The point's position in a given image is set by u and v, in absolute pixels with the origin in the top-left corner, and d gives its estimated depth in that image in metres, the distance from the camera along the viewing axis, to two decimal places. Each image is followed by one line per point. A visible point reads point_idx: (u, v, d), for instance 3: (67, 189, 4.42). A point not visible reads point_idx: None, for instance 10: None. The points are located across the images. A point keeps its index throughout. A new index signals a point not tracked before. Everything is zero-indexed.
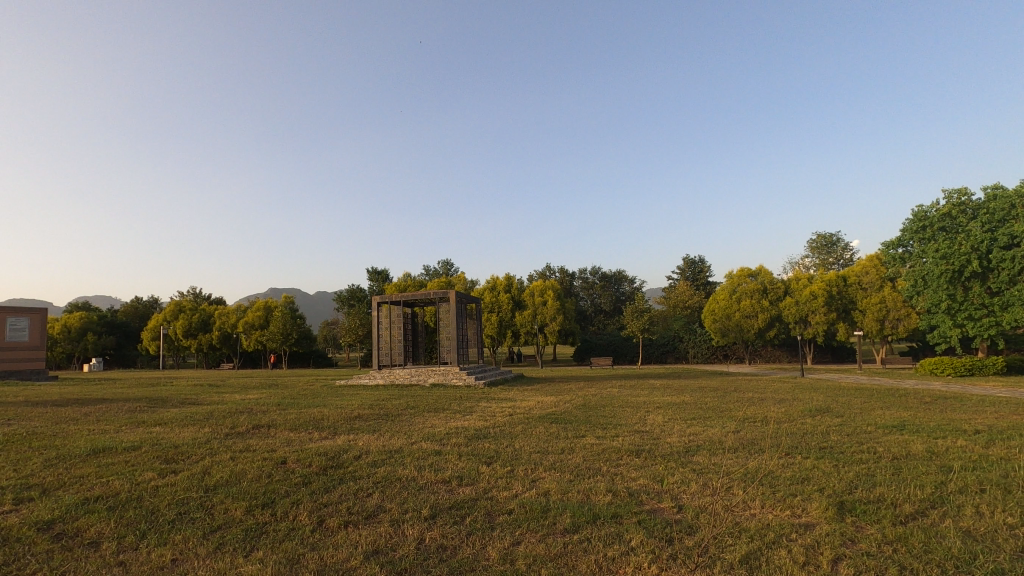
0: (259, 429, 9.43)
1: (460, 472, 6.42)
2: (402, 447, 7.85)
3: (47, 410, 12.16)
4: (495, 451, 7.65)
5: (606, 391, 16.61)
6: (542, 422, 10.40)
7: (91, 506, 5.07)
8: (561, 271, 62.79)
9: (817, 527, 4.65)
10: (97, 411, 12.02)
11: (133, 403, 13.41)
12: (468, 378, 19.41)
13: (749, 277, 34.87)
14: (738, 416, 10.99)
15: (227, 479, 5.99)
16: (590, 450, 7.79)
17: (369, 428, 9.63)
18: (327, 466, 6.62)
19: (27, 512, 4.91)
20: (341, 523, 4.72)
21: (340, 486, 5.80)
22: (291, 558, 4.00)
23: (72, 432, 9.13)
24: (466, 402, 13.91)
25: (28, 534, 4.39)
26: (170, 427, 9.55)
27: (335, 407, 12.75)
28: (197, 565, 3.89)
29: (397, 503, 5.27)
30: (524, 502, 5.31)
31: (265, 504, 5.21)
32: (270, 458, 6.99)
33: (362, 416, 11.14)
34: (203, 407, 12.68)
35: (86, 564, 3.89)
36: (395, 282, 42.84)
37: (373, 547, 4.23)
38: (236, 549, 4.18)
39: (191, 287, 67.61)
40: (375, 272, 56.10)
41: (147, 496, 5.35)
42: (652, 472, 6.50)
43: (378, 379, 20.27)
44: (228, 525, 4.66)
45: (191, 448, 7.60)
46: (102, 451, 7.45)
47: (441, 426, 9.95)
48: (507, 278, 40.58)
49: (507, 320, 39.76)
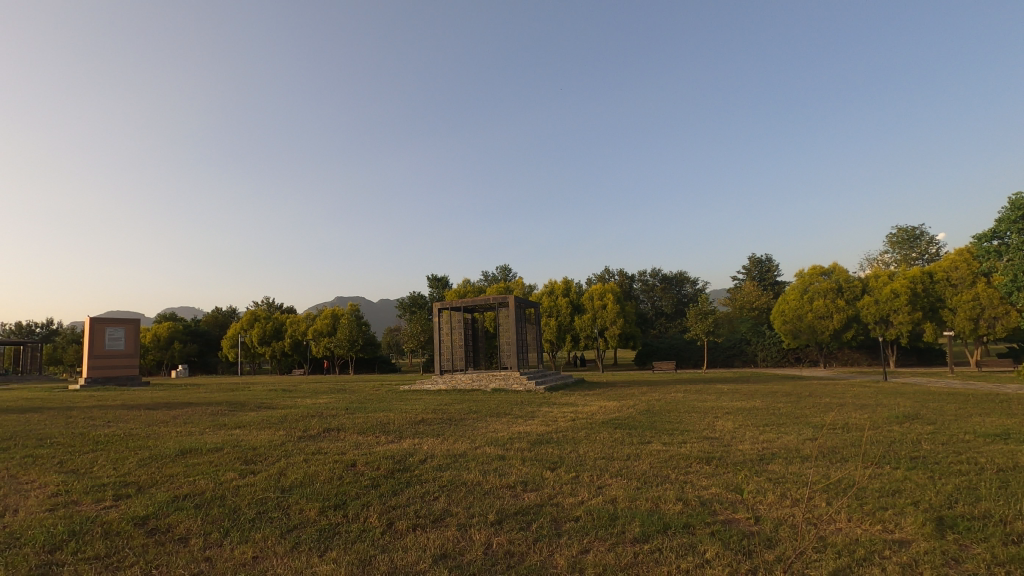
0: (330, 432, 9.79)
1: (525, 477, 6.39)
2: (466, 452, 7.91)
3: (140, 413, 13.15)
4: (559, 456, 7.58)
5: (671, 396, 16.14)
6: (606, 428, 10.20)
7: (180, 503, 5.40)
8: (620, 274, 61.80)
9: (914, 544, 4.27)
10: (184, 414, 12.87)
11: (215, 406, 14.29)
12: (529, 384, 19.38)
13: (822, 276, 33.07)
14: (817, 422, 10.34)
15: (302, 479, 6.24)
16: (657, 457, 7.55)
17: (434, 432, 9.76)
18: (394, 469, 6.77)
19: (125, 508, 5.29)
20: (410, 525, 4.79)
21: (407, 489, 5.91)
22: (362, 559, 4.09)
23: (163, 434, 9.80)
24: (528, 407, 13.85)
25: (126, 529, 4.72)
26: (249, 430, 10.08)
27: (400, 411, 13.03)
28: (276, 563, 4.04)
29: (463, 507, 5.29)
30: (591, 509, 5.20)
31: (338, 505, 5.38)
32: (341, 460, 7.24)
33: (426, 420, 11.35)
34: (278, 411, 13.30)
35: (177, 558, 4.13)
36: (455, 288, 43.58)
37: (442, 550, 4.25)
38: (311, 548, 4.32)
39: (265, 297, 71.50)
40: (435, 279, 57.37)
41: (229, 496, 5.64)
42: (726, 480, 6.21)
43: (440, 384, 20.56)
44: (302, 525, 4.83)
45: (268, 450, 7.98)
46: (189, 452, 7.95)
47: (503, 431, 9.95)
48: (566, 282, 40.43)
49: (566, 324, 39.52)
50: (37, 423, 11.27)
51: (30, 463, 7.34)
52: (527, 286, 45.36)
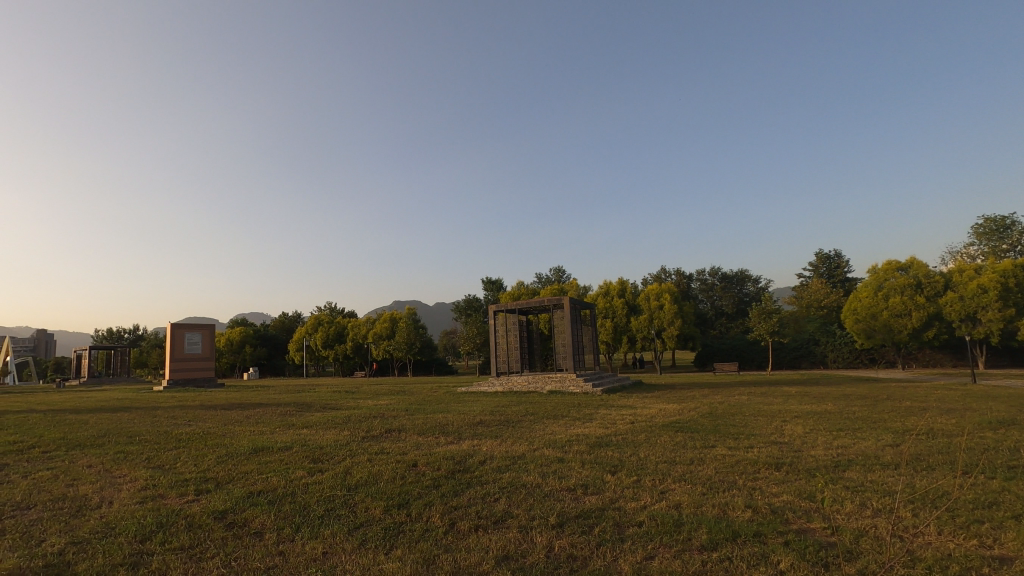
0: (391, 433, 10.04)
1: (585, 481, 6.29)
2: (524, 453, 7.89)
3: (216, 413, 13.99)
4: (619, 459, 7.45)
5: (734, 399, 15.56)
6: (666, 431, 9.95)
7: (255, 499, 5.67)
8: (676, 273, 60.25)
9: (1016, 562, 3.90)
10: (255, 414, 13.56)
11: (284, 407, 14.97)
12: (585, 386, 19.18)
13: (898, 271, 31.10)
14: (897, 427, 9.67)
15: (367, 479, 6.41)
16: (723, 461, 7.28)
17: (492, 434, 9.80)
18: (454, 470, 6.84)
19: (206, 502, 5.61)
20: (472, 526, 4.82)
21: (468, 490, 5.95)
22: (427, 558, 4.15)
23: (238, 432, 10.36)
24: (586, 409, 13.67)
25: (207, 522, 5.00)
26: (316, 430, 10.49)
27: (458, 413, 13.19)
28: (345, 559, 4.16)
29: (524, 509, 5.28)
30: (655, 514, 5.06)
31: (401, 504, 5.49)
32: (403, 460, 7.40)
33: (483, 422, 11.41)
34: (342, 411, 13.79)
35: (253, 551, 4.33)
36: (509, 291, 43.83)
37: (504, 552, 4.25)
38: (377, 546, 4.41)
39: (328, 302, 74.38)
40: (490, 281, 57.95)
41: (299, 493, 5.88)
42: (798, 488, 5.90)
43: (497, 386, 20.69)
44: (368, 523, 4.95)
45: (334, 450, 8.26)
46: (261, 450, 8.35)
47: (561, 433, 9.84)
48: (621, 282, 39.86)
49: (623, 325, 38.89)
50: (127, 422, 12.18)
51: (121, 459, 7.92)
52: (581, 287, 45.01)
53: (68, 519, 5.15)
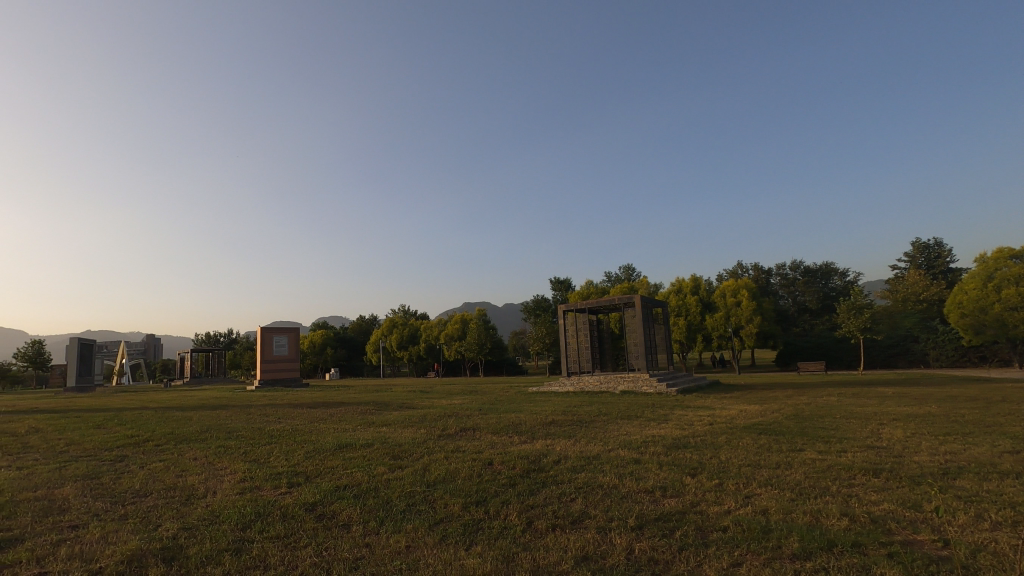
0: (466, 432, 10.20)
1: (664, 483, 6.12)
2: (599, 454, 7.79)
3: (303, 411, 14.83)
4: (699, 462, 7.17)
5: (823, 400, 14.64)
6: (749, 433, 9.48)
7: (341, 493, 5.96)
8: (754, 268, 57.57)
9: None
10: (338, 413, 14.26)
11: (364, 406, 15.64)
12: (659, 386, 18.70)
13: (1011, 259, 28.07)
14: (1017, 433, 8.71)
15: (445, 476, 6.58)
16: (813, 466, 6.86)
17: (566, 434, 9.76)
18: (529, 469, 6.87)
19: (298, 495, 5.96)
20: (549, 526, 4.81)
21: (544, 489, 5.96)
22: (506, 555, 4.19)
23: (323, 430, 10.94)
24: (661, 410, 13.29)
25: (300, 513, 5.31)
26: (395, 428, 10.88)
27: (530, 412, 13.26)
28: (426, 553, 4.28)
29: (601, 510, 5.21)
30: (740, 520, 4.85)
31: (478, 502, 5.58)
32: (479, 458, 7.50)
33: (556, 422, 11.39)
34: (418, 410, 14.23)
35: (342, 543, 4.54)
36: (578, 291, 43.49)
37: (582, 552, 4.21)
38: (457, 542, 4.51)
39: (402, 306, 76.94)
40: (558, 281, 57.85)
41: (382, 488, 6.12)
42: (901, 496, 5.44)
43: (568, 386, 20.59)
44: (448, 519, 5.07)
45: (412, 447, 8.52)
46: (345, 446, 8.76)
47: (636, 434, 9.63)
48: (694, 279, 38.54)
49: (697, 324, 37.64)
50: (225, 419, 13.18)
51: (222, 452, 8.59)
52: (651, 285, 43.92)
53: (179, 507, 5.64)
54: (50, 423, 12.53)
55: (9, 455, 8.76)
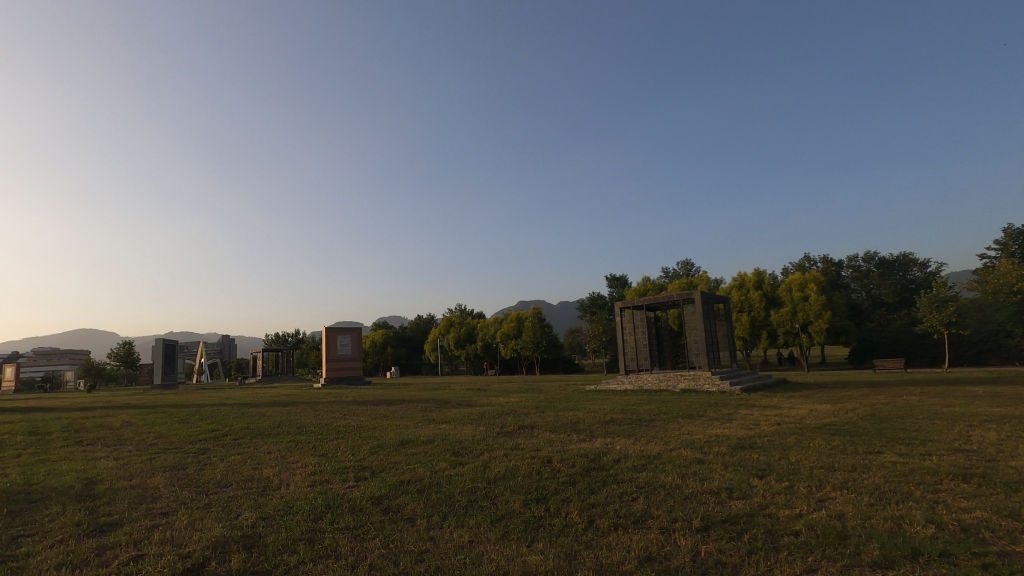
0: (524, 429, 10.26)
1: (730, 484, 5.93)
2: (660, 453, 7.65)
3: (367, 408, 15.37)
4: (768, 463, 6.88)
5: (903, 399, 13.74)
6: (821, 434, 9.02)
7: (405, 487, 6.13)
8: (823, 260, 54.65)
9: None
10: (400, 410, 14.68)
11: (424, 404, 15.98)
12: (722, 384, 18.13)
13: None
14: None
15: (505, 473, 6.64)
16: (893, 469, 6.45)
17: (625, 432, 9.63)
18: (590, 467, 6.83)
19: (364, 488, 6.19)
20: (611, 525, 4.77)
21: (605, 488, 5.90)
22: (568, 553, 4.18)
23: (387, 426, 11.32)
24: (725, 409, 12.87)
25: (366, 506, 5.51)
26: (454, 425, 11.10)
27: (588, 410, 13.18)
28: (490, 548, 4.34)
29: (664, 510, 5.11)
30: (813, 524, 4.62)
31: (539, 499, 5.60)
32: (538, 456, 7.52)
33: (615, 420, 11.26)
34: (477, 408, 14.42)
35: (407, 536, 4.67)
36: (635, 287, 42.70)
37: (646, 552, 4.14)
38: (519, 538, 4.54)
39: (458, 305, 78.11)
40: (614, 278, 57.07)
41: (443, 483, 6.25)
42: (996, 504, 5.02)
43: (627, 384, 20.29)
44: (509, 515, 5.12)
45: (472, 444, 8.65)
46: (408, 442, 9.01)
47: (698, 433, 9.38)
48: (757, 273, 37.02)
49: (761, 320, 36.15)
50: (296, 415, 13.83)
51: (293, 447, 9.03)
52: (712, 281, 42.55)
53: (257, 497, 5.99)
54: (140, 418, 13.53)
55: (106, 447, 9.54)
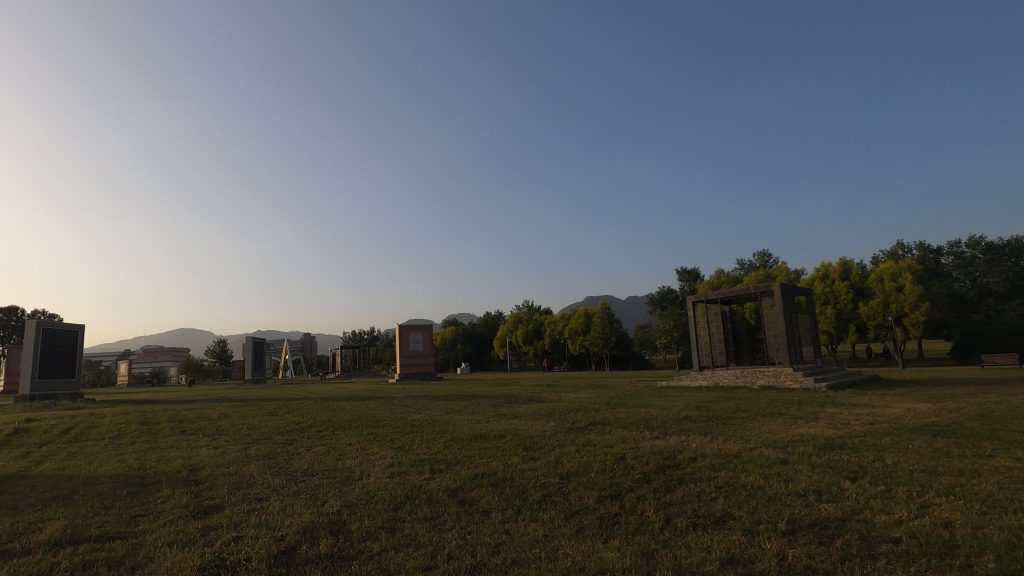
0: (595, 426, 10.17)
1: (818, 486, 5.58)
2: (740, 452, 7.33)
3: (440, 403, 15.79)
4: (860, 465, 6.42)
5: (1018, 398, 12.41)
6: (920, 435, 8.32)
7: (479, 480, 6.24)
8: (919, 247, 50.31)
9: None
10: (471, 405, 14.96)
11: (495, 399, 16.17)
12: (806, 380, 17.17)
13: None
14: None
15: (578, 468, 6.60)
16: (1009, 475, 5.83)
17: (701, 430, 9.31)
18: (665, 465, 6.66)
19: (440, 480, 6.35)
20: (690, 524, 4.63)
21: (682, 486, 5.74)
22: (645, 551, 4.11)
23: (460, 420, 11.56)
24: (809, 407, 12.14)
25: (443, 498, 5.66)
26: (525, 420, 11.15)
27: (662, 407, 12.85)
28: (565, 543, 4.34)
29: (747, 511, 4.90)
30: (915, 532, 4.27)
31: (613, 496, 5.54)
32: (611, 453, 7.42)
33: (690, 418, 10.91)
34: (547, 404, 14.45)
35: (483, 528, 4.76)
36: (708, 281, 41.17)
37: (728, 554, 3.99)
38: (595, 534, 4.51)
39: (526, 302, 78.56)
40: (685, 271, 55.33)
41: (517, 477, 6.32)
42: None
43: (701, 380, 19.68)
44: (583, 511, 5.10)
45: (544, 440, 8.65)
46: (480, 437, 9.17)
47: (781, 432, 8.92)
48: (843, 263, 34.68)
49: (848, 313, 33.81)
50: (374, 409, 14.43)
51: (371, 439, 9.41)
52: (791, 272, 40.31)
53: (341, 486, 6.31)
54: (235, 410, 14.61)
55: (207, 436, 10.39)
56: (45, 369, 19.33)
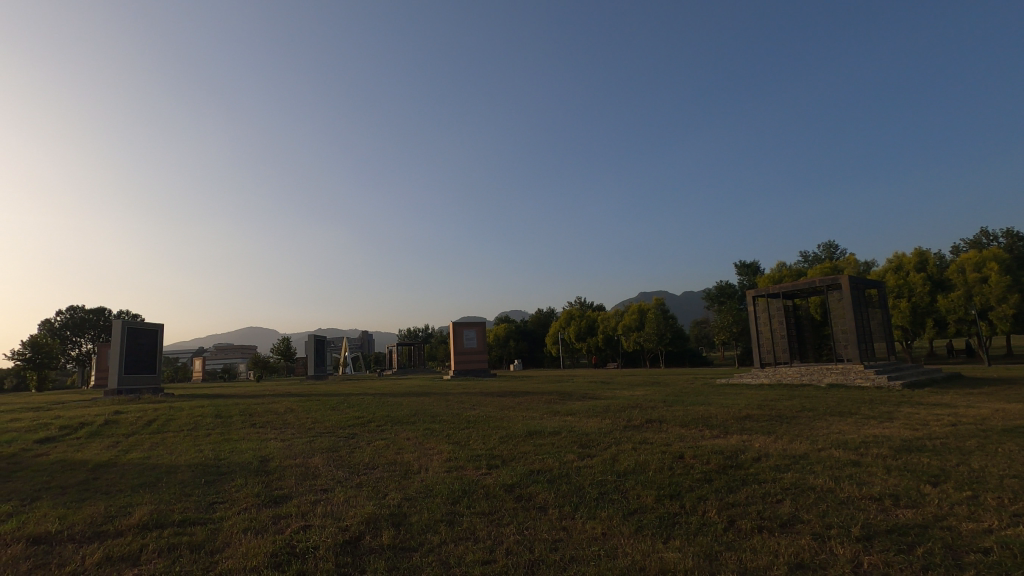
0: (652, 423, 9.99)
1: (895, 491, 5.26)
2: (807, 453, 7.00)
3: (494, 399, 15.92)
4: (944, 469, 5.99)
5: None
6: (1011, 438, 7.67)
7: (536, 477, 6.25)
8: (1006, 235, 46.43)
9: None
10: (525, 402, 15.00)
11: (548, 396, 16.15)
12: (879, 379, 16.20)
13: None
14: None
15: (635, 467, 6.49)
16: None
17: (764, 430, 8.96)
18: (727, 465, 6.44)
19: (497, 475, 6.41)
20: (755, 527, 4.47)
21: (745, 487, 5.55)
22: (708, 553, 4.00)
23: (514, 416, 11.65)
24: (883, 407, 11.44)
25: (500, 493, 5.71)
26: (579, 417, 11.09)
27: (721, 405, 12.46)
28: (624, 542, 4.28)
29: (816, 515, 4.68)
30: (1007, 542, 3.95)
31: (673, 495, 5.41)
32: (670, 452, 7.24)
33: (752, 416, 10.53)
34: (601, 401, 14.29)
35: (540, 524, 4.76)
36: (769, 274, 39.53)
37: (798, 559, 3.83)
38: (654, 534, 4.43)
39: (579, 298, 78.05)
40: (744, 265, 53.37)
41: (573, 475, 6.29)
42: None
43: (763, 378, 18.94)
44: (642, 510, 5.02)
45: (600, 437, 8.56)
46: (535, 433, 9.19)
47: (853, 433, 8.46)
48: (919, 253, 32.46)
49: (925, 306, 31.68)
50: (430, 405, 14.71)
51: (429, 434, 9.61)
52: (860, 264, 38.10)
53: (401, 480, 6.47)
54: (300, 405, 15.25)
55: (275, 429, 10.90)
56: (130, 365, 20.86)
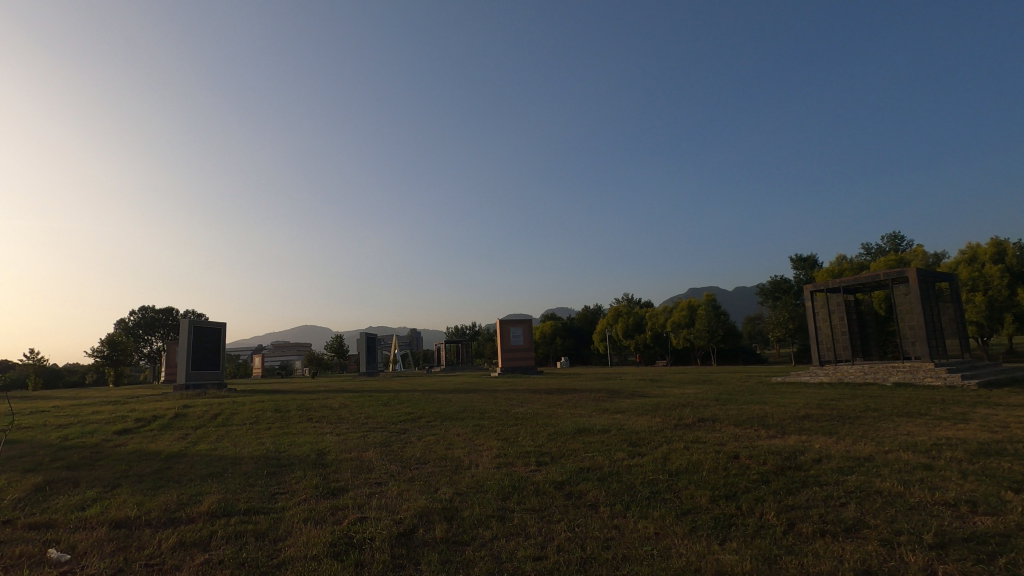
0: (705, 422, 9.73)
1: (972, 496, 4.93)
2: (873, 455, 6.65)
3: (542, 396, 15.95)
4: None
5: None
6: None
7: (586, 474, 6.22)
8: None
9: None
10: (573, 399, 14.94)
11: (597, 394, 16.02)
12: (951, 377, 15.24)
13: None
14: None
15: (688, 466, 6.36)
16: None
17: (825, 430, 8.58)
18: (785, 466, 6.21)
19: (546, 472, 6.41)
20: (817, 530, 4.29)
21: (805, 489, 5.34)
22: (767, 556, 3.87)
23: (563, 414, 11.60)
24: (957, 407, 10.74)
25: (550, 490, 5.72)
26: (629, 415, 10.94)
27: (778, 405, 12.02)
28: (678, 542, 4.21)
29: (883, 520, 4.44)
30: None
31: (729, 496, 5.27)
32: (724, 452, 7.04)
33: (811, 416, 10.10)
34: (651, 399, 14.06)
35: (592, 522, 4.73)
36: (828, 269, 37.81)
37: (864, 566, 3.66)
38: (710, 535, 4.32)
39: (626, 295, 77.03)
40: (801, 258, 51.24)
41: (624, 473, 6.22)
42: None
43: (822, 376, 18.16)
44: (695, 510, 4.90)
45: (650, 436, 8.42)
46: (584, 431, 9.12)
47: (923, 434, 7.98)
48: (995, 243, 30.29)
49: (1003, 301, 29.44)
50: (479, 401, 14.87)
51: (478, 430, 9.73)
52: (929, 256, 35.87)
53: (451, 475, 6.57)
54: (353, 400, 15.71)
55: (330, 423, 11.29)
56: (196, 362, 22.03)
